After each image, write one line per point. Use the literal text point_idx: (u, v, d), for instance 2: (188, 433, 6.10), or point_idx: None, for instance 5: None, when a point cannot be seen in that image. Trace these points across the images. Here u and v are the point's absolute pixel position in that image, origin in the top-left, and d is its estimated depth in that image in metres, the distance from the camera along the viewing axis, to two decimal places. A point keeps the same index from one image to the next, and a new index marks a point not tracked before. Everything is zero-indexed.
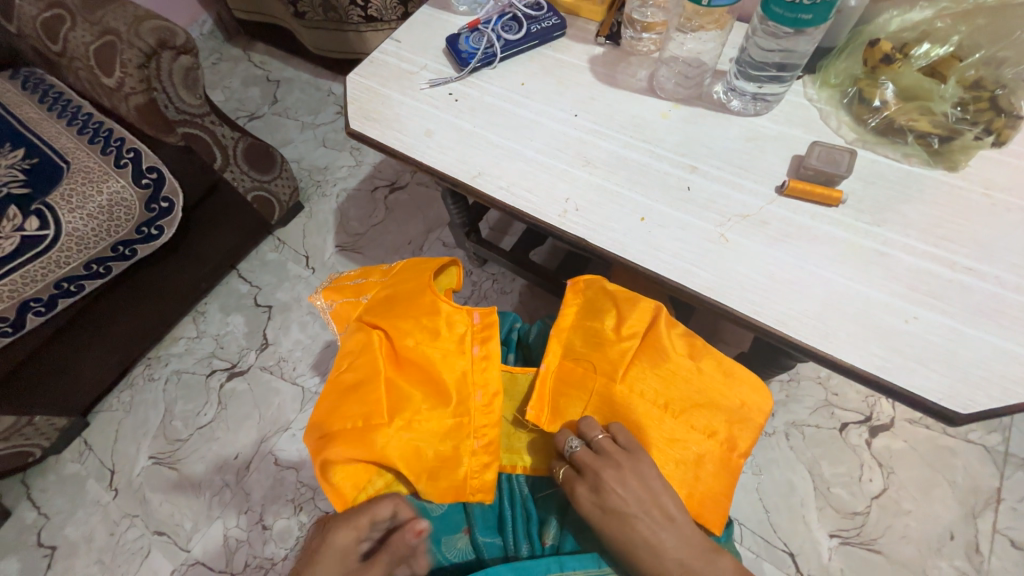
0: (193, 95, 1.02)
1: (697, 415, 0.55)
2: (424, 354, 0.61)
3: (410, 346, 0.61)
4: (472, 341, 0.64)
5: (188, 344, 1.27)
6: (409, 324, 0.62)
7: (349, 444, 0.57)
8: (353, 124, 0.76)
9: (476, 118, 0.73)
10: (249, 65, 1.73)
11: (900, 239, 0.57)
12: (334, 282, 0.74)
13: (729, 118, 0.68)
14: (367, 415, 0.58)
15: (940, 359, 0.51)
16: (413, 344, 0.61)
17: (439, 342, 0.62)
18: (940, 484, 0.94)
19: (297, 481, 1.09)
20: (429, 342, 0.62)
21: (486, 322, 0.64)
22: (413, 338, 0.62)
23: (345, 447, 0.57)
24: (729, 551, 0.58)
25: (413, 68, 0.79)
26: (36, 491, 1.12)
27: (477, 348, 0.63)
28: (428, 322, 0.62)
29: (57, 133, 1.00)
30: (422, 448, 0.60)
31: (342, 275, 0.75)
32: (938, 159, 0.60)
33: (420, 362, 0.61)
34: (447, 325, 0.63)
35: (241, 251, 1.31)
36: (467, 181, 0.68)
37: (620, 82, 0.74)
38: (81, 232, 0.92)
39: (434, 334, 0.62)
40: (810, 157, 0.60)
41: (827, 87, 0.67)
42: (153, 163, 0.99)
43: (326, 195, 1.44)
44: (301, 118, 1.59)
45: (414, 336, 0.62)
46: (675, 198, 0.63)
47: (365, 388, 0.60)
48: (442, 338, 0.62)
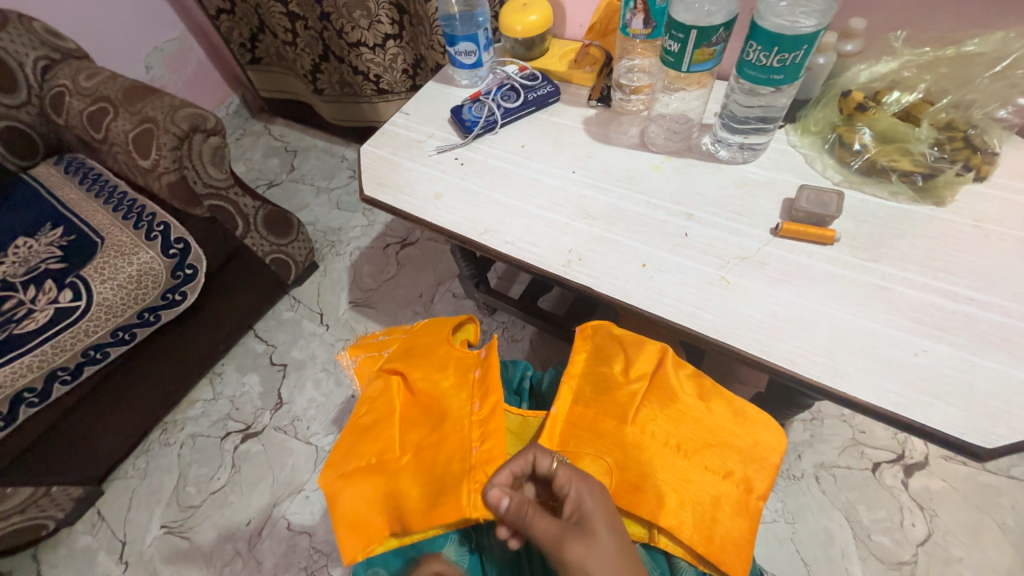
0: (219, 170, 1.10)
1: (710, 456, 0.54)
2: (432, 386, 0.63)
3: (419, 379, 0.64)
4: (473, 366, 0.64)
5: (204, 406, 1.29)
6: (421, 362, 0.66)
7: (364, 481, 0.59)
8: (366, 190, 0.82)
9: (481, 179, 0.78)
10: (269, 138, 1.87)
11: (898, 273, 0.58)
12: (361, 340, 0.78)
13: (719, 167, 0.72)
14: (380, 450, 0.61)
15: (958, 393, 0.50)
16: (420, 376, 0.64)
17: (445, 373, 0.64)
18: (990, 527, 0.88)
19: (311, 547, 1.06)
20: (437, 373, 0.64)
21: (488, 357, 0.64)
22: (421, 372, 0.64)
23: (362, 483, 0.59)
24: None
25: (421, 137, 0.86)
26: (45, 567, 1.10)
27: (477, 370, 0.64)
28: (436, 360, 0.66)
29: (94, 211, 1.08)
30: (431, 472, 0.58)
31: (370, 334, 0.79)
32: (924, 195, 0.63)
33: (429, 392, 0.62)
34: (457, 360, 0.65)
35: (258, 312, 1.35)
36: (474, 237, 0.72)
37: (613, 140, 0.79)
38: (110, 301, 0.97)
39: (442, 368, 0.65)
40: (799, 200, 0.63)
41: (808, 134, 0.71)
42: (181, 234, 1.05)
43: (340, 253, 1.50)
44: (317, 183, 1.69)
45: (423, 370, 0.64)
46: (674, 244, 0.66)
47: (380, 425, 0.62)
48: (449, 371, 0.64)
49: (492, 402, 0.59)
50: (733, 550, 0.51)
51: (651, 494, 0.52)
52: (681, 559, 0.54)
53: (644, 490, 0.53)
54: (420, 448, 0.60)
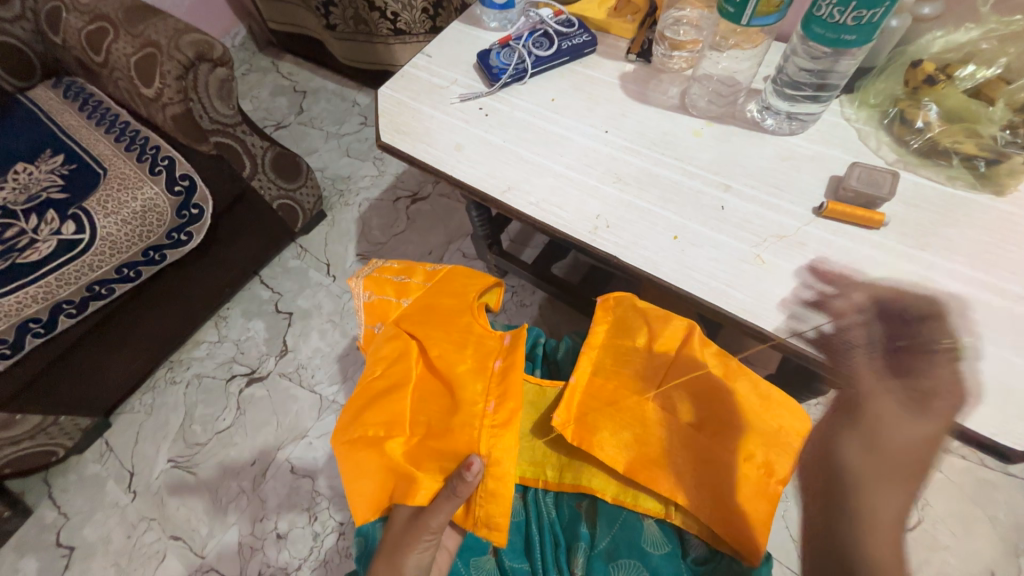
0: (227, 105, 1.04)
1: (732, 437, 0.53)
2: (449, 367, 0.61)
3: (437, 357, 0.62)
4: (493, 356, 0.62)
5: (209, 348, 1.29)
6: (440, 337, 0.63)
7: (365, 454, 0.57)
8: (383, 137, 0.77)
9: (506, 133, 0.73)
10: (277, 75, 1.77)
11: (946, 265, 0.55)
12: (375, 271, 0.74)
13: (763, 136, 0.67)
14: (386, 423, 0.59)
15: (994, 393, 0.48)
16: (438, 354, 0.62)
17: (463, 355, 0.62)
18: (980, 520, 0.90)
19: (313, 490, 1.09)
20: (455, 354, 0.62)
21: (514, 342, 0.63)
22: (440, 349, 0.62)
23: (363, 454, 0.57)
24: None
25: (444, 83, 0.80)
26: (57, 491, 1.14)
27: (498, 361, 0.62)
28: (456, 336, 0.64)
29: (95, 140, 1.03)
30: (434, 462, 0.56)
31: (387, 266, 0.75)
32: (984, 183, 0.59)
33: (445, 373, 0.61)
34: (476, 344, 0.64)
35: (264, 259, 1.33)
36: (497, 195, 0.68)
37: (651, 99, 0.73)
38: (115, 237, 0.94)
39: (460, 348, 0.63)
40: (849, 178, 0.59)
41: (865, 107, 0.66)
42: (186, 171, 1.01)
43: (349, 203, 1.46)
44: (326, 128, 1.62)
45: (441, 348, 0.62)
46: (709, 216, 0.62)
47: (391, 395, 0.60)
48: (467, 353, 0.62)
49: (509, 408, 0.57)
50: (750, 533, 0.49)
51: (669, 472, 0.53)
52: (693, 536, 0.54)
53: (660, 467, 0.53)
54: (427, 434, 0.59)
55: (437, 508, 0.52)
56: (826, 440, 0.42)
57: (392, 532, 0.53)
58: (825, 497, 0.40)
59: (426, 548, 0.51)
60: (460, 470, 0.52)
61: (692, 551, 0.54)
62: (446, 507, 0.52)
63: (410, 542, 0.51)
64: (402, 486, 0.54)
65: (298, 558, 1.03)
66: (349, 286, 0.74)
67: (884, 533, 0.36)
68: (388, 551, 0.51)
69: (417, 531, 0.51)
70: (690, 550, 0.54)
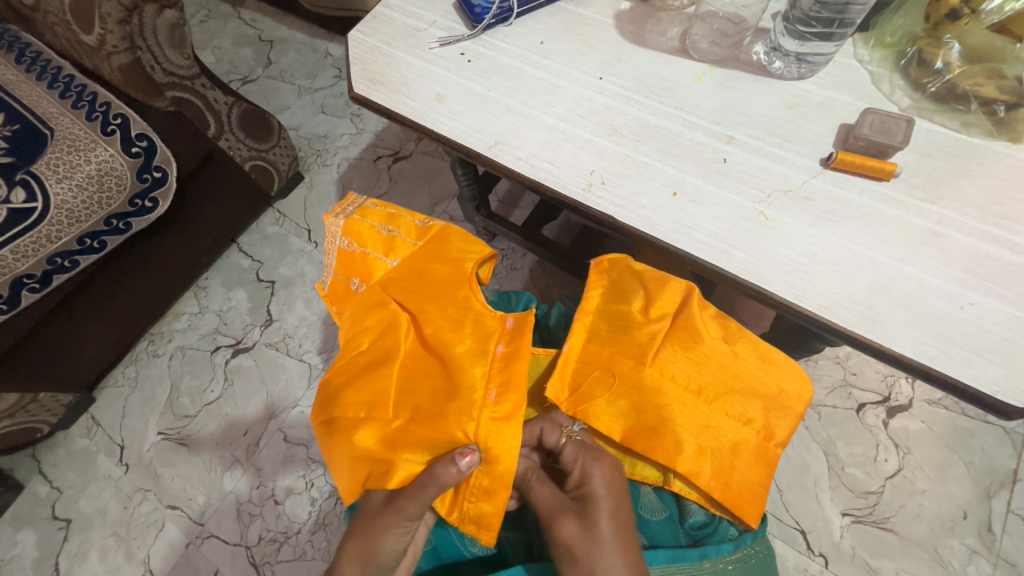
0: (181, 54, 0.94)
1: (732, 402, 0.53)
2: (444, 345, 0.58)
3: (431, 335, 0.59)
4: (496, 338, 0.59)
5: (191, 320, 1.25)
6: (436, 313, 0.60)
7: (347, 430, 0.56)
8: (357, 88, 0.70)
9: (492, 81, 0.67)
10: (239, 23, 1.62)
11: (956, 218, 0.52)
12: (356, 217, 0.70)
13: (770, 82, 0.62)
14: (371, 402, 0.57)
15: (997, 350, 0.47)
16: (432, 332, 0.59)
17: (461, 334, 0.59)
18: (956, 464, 0.93)
19: (308, 457, 1.09)
20: (451, 331, 0.59)
21: (520, 324, 0.59)
22: (436, 327, 0.59)
23: (345, 430, 0.56)
24: (767, 551, 0.53)
25: (421, 25, 0.72)
26: (47, 466, 1.13)
27: (501, 345, 0.58)
28: (453, 311, 0.61)
29: (37, 96, 0.93)
30: (419, 448, 0.54)
31: (370, 214, 0.70)
32: (1002, 129, 0.55)
33: (440, 352, 0.59)
34: (475, 322, 0.60)
35: (239, 226, 1.26)
36: (484, 151, 0.63)
37: (649, 41, 0.67)
38: (71, 205, 0.87)
39: (457, 326, 0.60)
40: (861, 126, 0.54)
41: (880, 47, 0.61)
42: (142, 130, 0.92)
43: (327, 164, 1.37)
44: (298, 82, 1.50)
45: (435, 325, 0.60)
46: (711, 170, 0.58)
47: (377, 371, 0.58)
48: (465, 331, 0.59)
49: (511, 400, 0.54)
50: (747, 494, 0.52)
51: (668, 440, 0.53)
52: (691, 501, 0.55)
53: (659, 436, 0.53)
54: (414, 415, 0.56)
55: (414, 496, 0.51)
56: (573, 462, 0.53)
57: (368, 506, 0.54)
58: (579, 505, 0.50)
59: (401, 532, 0.52)
60: (447, 459, 0.51)
61: (691, 517, 0.55)
62: (425, 494, 0.51)
63: (383, 524, 0.51)
64: (378, 466, 0.54)
65: (297, 523, 1.04)
66: (325, 226, 0.71)
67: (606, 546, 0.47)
68: (362, 524, 0.53)
69: (389, 513, 0.51)
70: (688, 515, 0.55)
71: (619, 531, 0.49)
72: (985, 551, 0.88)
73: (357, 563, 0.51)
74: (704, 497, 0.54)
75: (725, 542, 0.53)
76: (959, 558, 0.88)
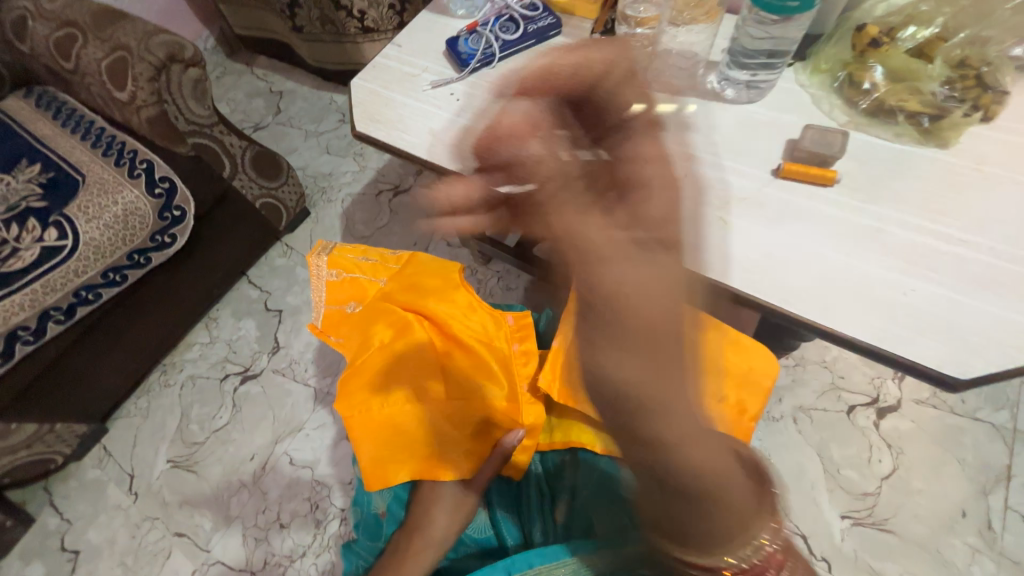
0: (202, 106, 1.05)
1: (706, 381, 0.58)
2: (473, 342, 0.69)
3: (456, 338, 0.68)
4: (510, 333, 0.71)
5: (201, 350, 1.30)
6: (456, 316, 0.70)
7: (403, 424, 0.63)
8: (359, 127, 0.79)
9: (478, 116, 0.75)
10: (252, 77, 1.77)
11: (895, 216, 0.58)
12: (337, 253, 0.77)
13: (724, 106, 0.70)
14: (418, 395, 0.65)
15: (939, 329, 0.52)
16: (458, 336, 0.68)
17: (481, 337, 0.69)
18: (950, 462, 0.95)
19: (313, 480, 1.11)
20: (474, 331, 0.70)
21: (523, 316, 0.72)
22: (461, 327, 0.69)
23: (400, 423, 0.63)
24: None
25: (415, 71, 0.82)
26: (58, 498, 1.15)
27: (516, 345, 0.70)
28: (468, 313, 0.71)
29: (71, 147, 1.03)
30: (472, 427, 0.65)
31: (348, 246, 0.78)
32: (929, 137, 0.62)
33: (467, 354, 0.68)
34: (490, 327, 0.70)
35: (250, 259, 1.34)
36: (472, 176, 0.71)
37: (616, 76, 0.76)
38: (97, 242, 0.95)
39: (476, 332, 0.70)
40: (803, 140, 0.62)
41: (817, 73, 0.69)
42: (165, 173, 1.02)
43: (332, 200, 1.47)
44: (305, 127, 1.62)
45: (460, 325, 0.69)
46: (674, 184, 0.65)
47: (416, 370, 0.66)
48: (485, 331, 0.70)
49: (536, 375, 0.68)
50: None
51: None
52: None
53: None
54: (460, 403, 0.65)
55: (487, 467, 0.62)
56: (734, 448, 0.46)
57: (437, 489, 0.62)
58: None
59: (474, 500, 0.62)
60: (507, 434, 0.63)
61: None
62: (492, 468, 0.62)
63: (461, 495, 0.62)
64: (444, 454, 0.63)
65: (302, 546, 1.05)
66: (309, 265, 0.77)
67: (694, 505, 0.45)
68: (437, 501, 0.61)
69: (471, 487, 0.62)
70: None
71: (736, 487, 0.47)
72: (987, 549, 0.88)
73: (444, 529, 0.60)
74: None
75: None
76: (962, 558, 0.88)
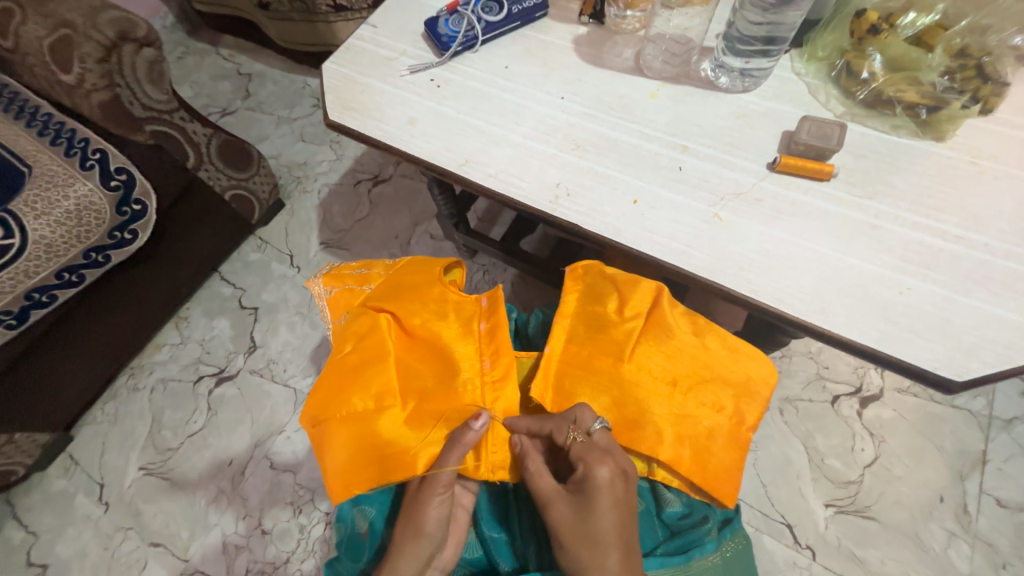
0: (160, 90, 0.97)
1: (703, 391, 0.57)
2: (434, 331, 0.63)
3: (418, 325, 0.63)
4: (477, 318, 0.64)
5: (172, 351, 1.24)
6: (417, 308, 0.64)
7: (357, 427, 0.58)
8: (332, 115, 0.73)
9: (460, 104, 0.71)
10: (217, 58, 1.66)
11: (891, 211, 0.57)
12: (333, 270, 0.75)
13: (718, 96, 0.67)
14: (375, 395, 0.59)
15: (935, 329, 0.51)
16: (420, 322, 0.63)
17: (445, 321, 0.63)
18: (930, 450, 0.97)
19: (295, 484, 1.07)
20: (437, 321, 0.63)
21: (493, 302, 0.65)
22: (421, 318, 0.63)
23: (354, 426, 0.58)
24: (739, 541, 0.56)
25: (391, 54, 0.76)
26: (21, 510, 1.09)
27: (483, 323, 0.63)
28: (433, 303, 0.64)
29: (14, 134, 0.93)
30: (433, 423, 0.59)
31: (344, 265, 0.76)
32: (926, 130, 0.61)
33: (431, 340, 0.62)
34: (456, 309, 0.64)
35: (221, 254, 1.27)
36: (455, 169, 0.67)
37: (606, 62, 0.72)
38: (49, 239, 0.87)
39: (441, 315, 0.64)
40: (800, 132, 0.59)
41: (814, 61, 0.66)
42: (122, 163, 0.94)
43: (307, 191, 1.40)
44: (276, 112, 1.53)
45: (421, 316, 0.63)
46: (668, 178, 0.62)
47: (372, 368, 0.61)
48: (449, 319, 0.64)
49: (504, 364, 0.61)
50: (723, 477, 0.55)
51: (649, 431, 0.55)
52: (671, 491, 0.57)
53: (640, 428, 0.56)
54: (419, 399, 0.60)
55: (445, 463, 0.55)
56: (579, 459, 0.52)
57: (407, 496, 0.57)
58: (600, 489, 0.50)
59: (439, 502, 0.55)
60: (465, 425, 0.56)
61: (668, 508, 0.57)
62: (453, 458, 0.55)
63: (424, 498, 0.55)
64: (398, 457, 0.57)
65: (286, 552, 1.02)
66: (308, 289, 0.75)
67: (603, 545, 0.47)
68: (405, 511, 0.56)
69: (429, 489, 0.55)
70: (666, 506, 0.57)
71: (619, 526, 0.48)
72: (962, 533, 0.91)
73: (410, 542, 0.53)
74: (685, 484, 0.56)
75: (709, 541, 0.53)
76: (940, 541, 0.91)
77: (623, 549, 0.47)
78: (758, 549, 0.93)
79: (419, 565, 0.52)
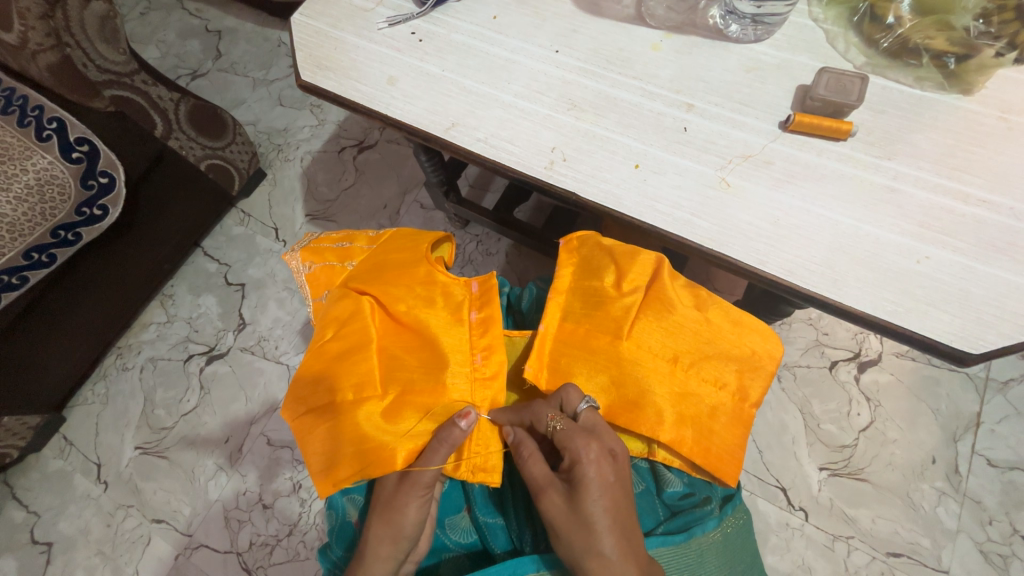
0: (116, 49, 0.88)
1: (707, 368, 0.55)
2: (421, 319, 0.60)
3: (404, 312, 0.60)
4: (468, 307, 0.62)
5: (159, 330, 1.21)
6: (403, 293, 0.61)
7: (340, 418, 0.57)
8: (303, 75, 0.66)
9: (446, 60, 0.64)
10: (183, 13, 1.53)
11: (911, 172, 0.53)
12: (312, 243, 0.71)
13: (727, 46, 0.61)
14: (357, 385, 0.58)
15: (952, 300, 0.49)
16: (406, 309, 0.60)
17: (433, 308, 0.61)
18: (925, 413, 0.97)
19: (293, 459, 1.07)
20: (424, 308, 0.61)
21: (485, 289, 0.62)
22: (407, 304, 0.61)
23: (337, 416, 0.57)
24: (741, 517, 0.56)
25: (368, 4, 0.69)
26: (21, 491, 1.09)
27: (474, 313, 0.61)
28: (421, 287, 0.62)
29: None
30: (417, 419, 0.58)
31: (323, 236, 0.72)
32: (953, 82, 0.56)
33: (418, 329, 0.60)
34: (445, 295, 0.62)
35: (203, 229, 1.22)
36: (441, 134, 0.61)
37: (605, 10, 0.65)
38: (11, 218, 0.82)
39: (429, 302, 0.61)
40: (817, 86, 0.54)
41: (834, 5, 0.60)
42: (82, 133, 0.86)
43: (289, 159, 1.32)
44: (251, 73, 1.43)
45: (407, 301, 0.61)
46: (672, 140, 0.57)
47: (355, 356, 0.59)
48: (438, 305, 0.61)
49: (497, 359, 0.60)
50: (727, 457, 0.54)
51: (649, 412, 0.54)
52: (670, 472, 0.57)
53: (640, 409, 0.54)
54: (404, 391, 0.58)
55: (427, 462, 0.55)
56: (564, 445, 0.51)
57: (384, 491, 0.56)
58: (587, 475, 0.48)
59: (419, 501, 0.54)
60: (450, 422, 0.55)
61: (669, 487, 0.56)
62: (437, 459, 0.55)
63: (404, 497, 0.54)
64: (381, 452, 0.56)
65: (288, 525, 1.03)
66: (286, 263, 0.72)
67: (597, 531, 0.46)
68: (383, 507, 0.54)
69: (409, 487, 0.55)
70: (666, 486, 0.57)
71: (610, 511, 0.47)
72: (952, 492, 0.93)
73: (386, 543, 0.52)
74: (687, 464, 0.56)
75: (711, 519, 0.54)
76: (930, 500, 0.92)
77: (619, 532, 0.46)
78: (753, 512, 0.95)
79: (393, 566, 0.52)
